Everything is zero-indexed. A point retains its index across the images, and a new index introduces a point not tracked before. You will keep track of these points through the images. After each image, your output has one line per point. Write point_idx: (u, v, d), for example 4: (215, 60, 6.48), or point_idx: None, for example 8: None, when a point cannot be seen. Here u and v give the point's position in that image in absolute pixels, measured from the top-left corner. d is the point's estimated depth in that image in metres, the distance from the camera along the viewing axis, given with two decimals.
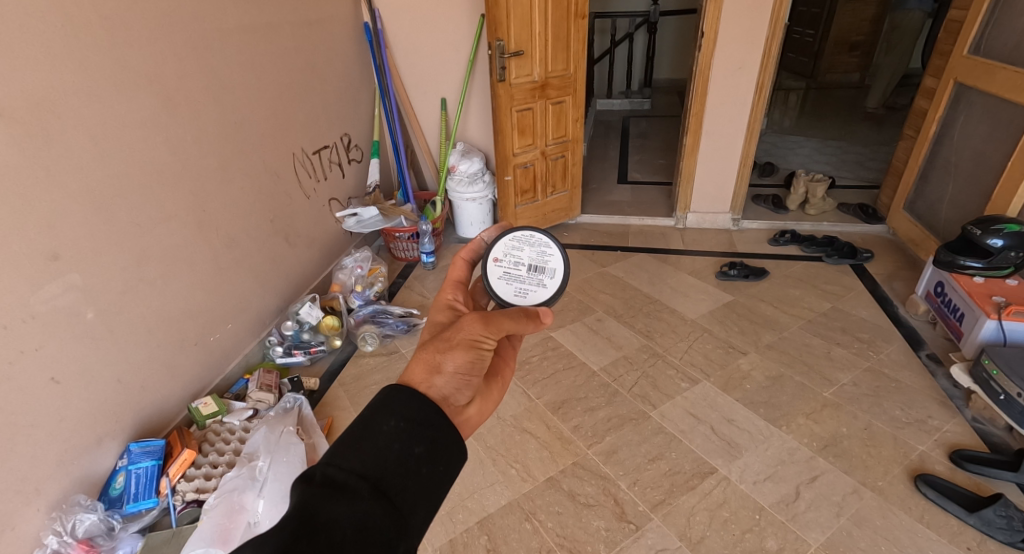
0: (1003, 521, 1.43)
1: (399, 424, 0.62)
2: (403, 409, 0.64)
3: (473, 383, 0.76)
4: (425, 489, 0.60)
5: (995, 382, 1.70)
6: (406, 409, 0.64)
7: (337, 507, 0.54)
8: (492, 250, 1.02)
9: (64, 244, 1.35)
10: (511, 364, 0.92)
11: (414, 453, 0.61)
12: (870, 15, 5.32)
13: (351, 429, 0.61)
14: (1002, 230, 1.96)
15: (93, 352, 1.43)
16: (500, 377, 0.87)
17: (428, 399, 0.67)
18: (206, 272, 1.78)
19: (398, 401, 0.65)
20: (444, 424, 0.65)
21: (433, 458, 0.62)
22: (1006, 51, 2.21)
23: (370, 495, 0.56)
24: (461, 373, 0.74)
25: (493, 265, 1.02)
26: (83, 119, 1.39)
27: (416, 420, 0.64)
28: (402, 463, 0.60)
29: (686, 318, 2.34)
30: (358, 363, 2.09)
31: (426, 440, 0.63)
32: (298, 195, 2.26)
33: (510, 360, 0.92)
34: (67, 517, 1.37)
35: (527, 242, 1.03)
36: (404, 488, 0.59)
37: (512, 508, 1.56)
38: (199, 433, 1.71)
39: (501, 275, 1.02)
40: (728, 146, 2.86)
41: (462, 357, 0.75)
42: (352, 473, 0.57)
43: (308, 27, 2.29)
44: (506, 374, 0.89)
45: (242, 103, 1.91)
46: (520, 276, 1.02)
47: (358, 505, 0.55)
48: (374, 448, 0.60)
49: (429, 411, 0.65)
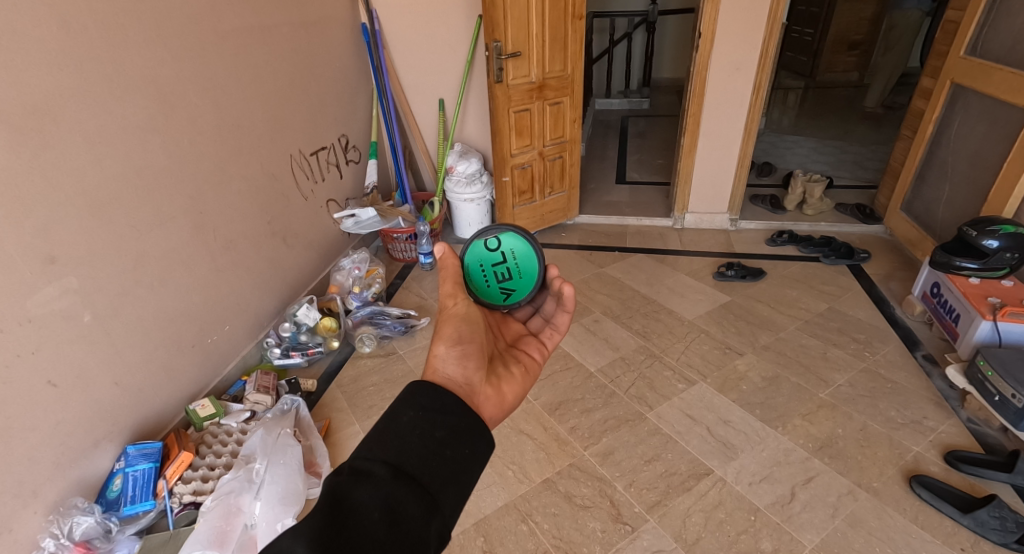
0: (996, 521, 1.44)
1: (418, 414, 0.68)
2: (419, 401, 0.69)
3: (469, 353, 0.83)
4: (452, 472, 0.64)
5: (990, 383, 1.71)
6: (424, 401, 0.70)
7: (363, 493, 0.59)
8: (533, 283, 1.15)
9: (60, 247, 1.35)
10: (525, 359, 0.96)
11: (435, 437, 0.66)
12: (869, 14, 5.31)
13: (375, 426, 0.66)
14: (998, 231, 1.97)
15: (90, 355, 1.43)
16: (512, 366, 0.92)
17: (443, 392, 0.72)
18: (203, 273, 1.79)
19: (416, 395, 0.71)
20: (457, 408, 0.70)
21: (455, 441, 0.67)
22: (1002, 52, 2.22)
23: (395, 480, 0.61)
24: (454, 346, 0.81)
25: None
26: (80, 121, 1.39)
27: (434, 408, 0.69)
28: (426, 448, 0.65)
29: (683, 319, 2.34)
30: (355, 364, 2.10)
31: (447, 425, 0.68)
32: (295, 197, 2.26)
33: (534, 354, 0.99)
34: (64, 520, 1.37)
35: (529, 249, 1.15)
36: (428, 471, 0.63)
37: (508, 509, 1.56)
38: (197, 435, 1.71)
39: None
40: (725, 147, 2.87)
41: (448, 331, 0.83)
42: (377, 461, 0.62)
43: (305, 28, 2.29)
44: (528, 363, 0.96)
45: (238, 105, 1.91)
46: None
47: (384, 489, 0.59)
48: (396, 439, 0.65)
49: (445, 399, 0.71)
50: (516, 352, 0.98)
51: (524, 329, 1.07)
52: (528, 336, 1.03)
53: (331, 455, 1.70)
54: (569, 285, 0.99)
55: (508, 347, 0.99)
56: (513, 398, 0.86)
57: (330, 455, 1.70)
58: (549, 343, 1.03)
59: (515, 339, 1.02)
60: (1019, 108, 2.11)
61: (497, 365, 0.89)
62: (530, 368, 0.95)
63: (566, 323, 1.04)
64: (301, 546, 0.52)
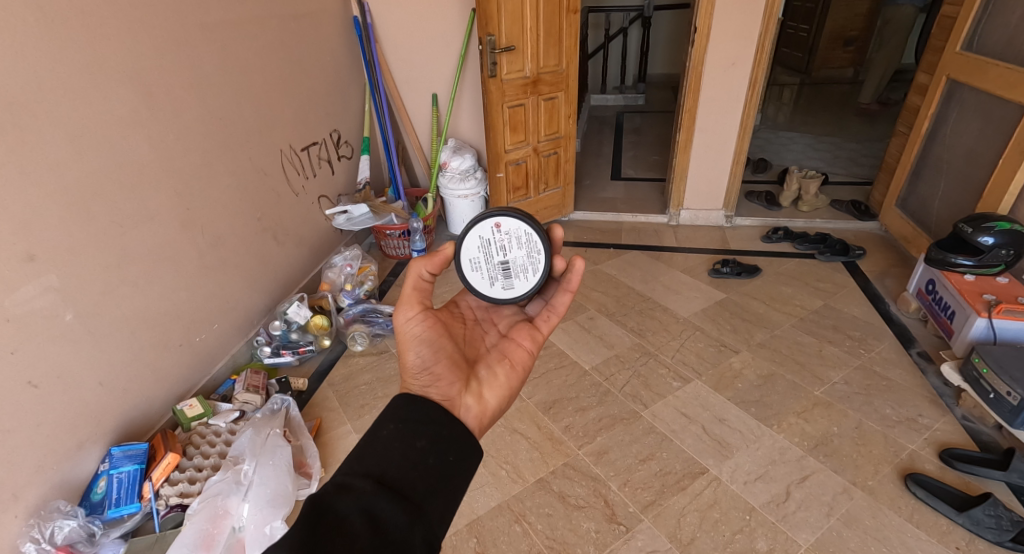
0: (992, 520, 1.42)
1: (398, 426, 0.67)
2: (401, 413, 0.68)
3: (440, 368, 0.81)
4: (436, 481, 0.63)
5: (985, 380, 1.70)
6: (404, 413, 0.68)
7: (345, 504, 0.57)
8: (499, 215, 1.02)
9: (39, 245, 1.32)
10: (513, 353, 0.94)
11: (417, 448, 0.65)
12: (864, 10, 5.29)
13: (357, 442, 0.64)
14: (993, 228, 1.95)
15: (72, 355, 1.40)
16: (497, 363, 0.90)
17: (424, 401, 0.71)
18: (190, 271, 1.75)
19: (397, 409, 0.69)
20: (439, 417, 0.69)
21: (438, 450, 0.66)
22: (1000, 48, 2.20)
23: (380, 490, 0.59)
24: (424, 369, 0.81)
25: (489, 226, 1.02)
26: (59, 114, 1.35)
27: (416, 419, 0.68)
28: (410, 457, 0.63)
29: (678, 317, 2.33)
30: (347, 363, 2.07)
31: (429, 435, 0.67)
32: (286, 193, 2.23)
33: (524, 344, 0.96)
34: (46, 524, 1.34)
35: (524, 246, 1.03)
36: (412, 482, 0.62)
37: (502, 510, 1.55)
38: (184, 436, 1.68)
39: (478, 240, 1.04)
40: (720, 144, 2.85)
41: (415, 353, 0.83)
42: (359, 475, 0.60)
43: (295, 22, 2.26)
44: (516, 357, 0.93)
45: (226, 98, 1.87)
46: (487, 259, 1.04)
47: (367, 499, 0.58)
48: (378, 451, 0.63)
49: (425, 409, 0.70)
50: (504, 344, 0.96)
51: (521, 315, 1.05)
52: (520, 323, 1.01)
53: (323, 455, 1.68)
54: (580, 260, 0.95)
55: (498, 338, 0.98)
56: (498, 402, 0.85)
57: (321, 455, 1.68)
58: (543, 327, 1.00)
59: (506, 329, 1.01)
60: (1015, 104, 2.10)
61: (479, 370, 0.87)
62: (519, 362, 0.93)
63: (567, 302, 1.01)
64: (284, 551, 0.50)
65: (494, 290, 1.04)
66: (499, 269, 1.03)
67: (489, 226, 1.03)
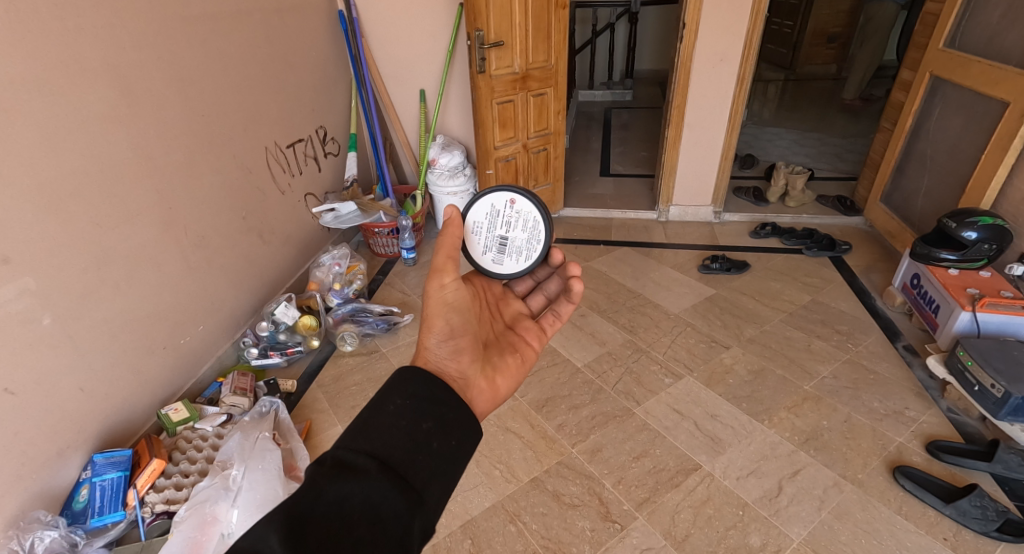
0: (977, 511, 1.45)
1: (406, 403, 0.63)
2: (408, 389, 0.65)
3: (463, 344, 0.81)
4: (439, 466, 0.60)
5: (969, 373, 1.73)
6: (413, 388, 0.65)
7: (348, 486, 0.53)
8: (515, 192, 1.04)
9: (14, 245, 1.27)
10: (535, 344, 0.97)
11: (423, 429, 0.61)
12: (846, 7, 5.35)
13: (360, 412, 0.61)
14: (976, 222, 1.98)
15: (50, 360, 1.35)
16: (519, 353, 0.92)
17: (436, 380, 0.68)
18: (174, 272, 1.71)
19: (406, 383, 0.66)
20: (447, 398, 0.66)
21: (444, 432, 0.63)
22: (982, 46, 2.23)
23: (380, 474, 0.55)
24: (449, 338, 0.79)
25: (505, 200, 1.04)
26: (34, 112, 1.30)
27: (426, 398, 0.65)
28: (415, 438, 0.60)
29: (669, 313, 2.33)
30: (337, 364, 2.04)
31: (437, 416, 0.64)
32: (271, 190, 2.19)
33: (532, 341, 0.97)
34: (25, 535, 1.30)
35: (528, 229, 1.05)
36: (415, 464, 0.58)
37: (496, 510, 1.53)
38: (169, 441, 1.65)
39: (489, 208, 1.06)
40: (708, 140, 2.86)
41: (444, 322, 0.81)
42: (363, 454, 0.57)
43: (279, 17, 2.21)
44: (526, 352, 0.94)
45: (209, 94, 1.83)
46: (488, 229, 1.06)
47: (368, 483, 0.54)
48: (385, 427, 0.60)
49: (436, 388, 0.67)
50: (511, 336, 0.96)
51: (523, 310, 1.05)
52: (526, 320, 1.01)
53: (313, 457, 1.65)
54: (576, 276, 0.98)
55: (505, 329, 0.98)
56: (508, 390, 0.85)
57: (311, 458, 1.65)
58: (548, 330, 1.01)
59: (510, 318, 1.02)
60: (996, 101, 2.13)
61: (492, 354, 0.88)
62: (529, 357, 0.93)
63: (569, 309, 1.03)
64: (273, 543, 0.48)
65: (482, 259, 1.06)
66: (497, 244, 1.05)
67: (504, 199, 1.04)
